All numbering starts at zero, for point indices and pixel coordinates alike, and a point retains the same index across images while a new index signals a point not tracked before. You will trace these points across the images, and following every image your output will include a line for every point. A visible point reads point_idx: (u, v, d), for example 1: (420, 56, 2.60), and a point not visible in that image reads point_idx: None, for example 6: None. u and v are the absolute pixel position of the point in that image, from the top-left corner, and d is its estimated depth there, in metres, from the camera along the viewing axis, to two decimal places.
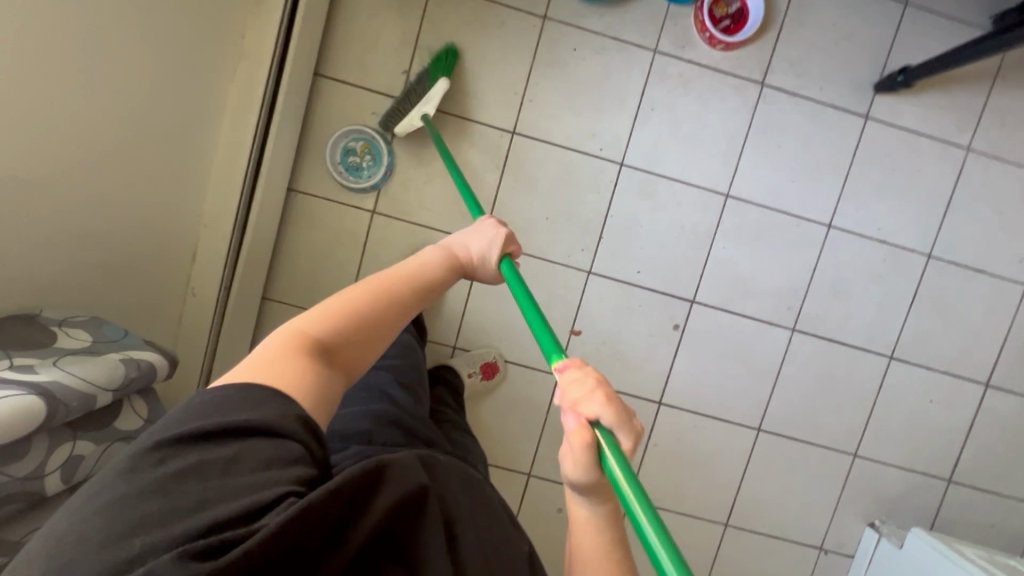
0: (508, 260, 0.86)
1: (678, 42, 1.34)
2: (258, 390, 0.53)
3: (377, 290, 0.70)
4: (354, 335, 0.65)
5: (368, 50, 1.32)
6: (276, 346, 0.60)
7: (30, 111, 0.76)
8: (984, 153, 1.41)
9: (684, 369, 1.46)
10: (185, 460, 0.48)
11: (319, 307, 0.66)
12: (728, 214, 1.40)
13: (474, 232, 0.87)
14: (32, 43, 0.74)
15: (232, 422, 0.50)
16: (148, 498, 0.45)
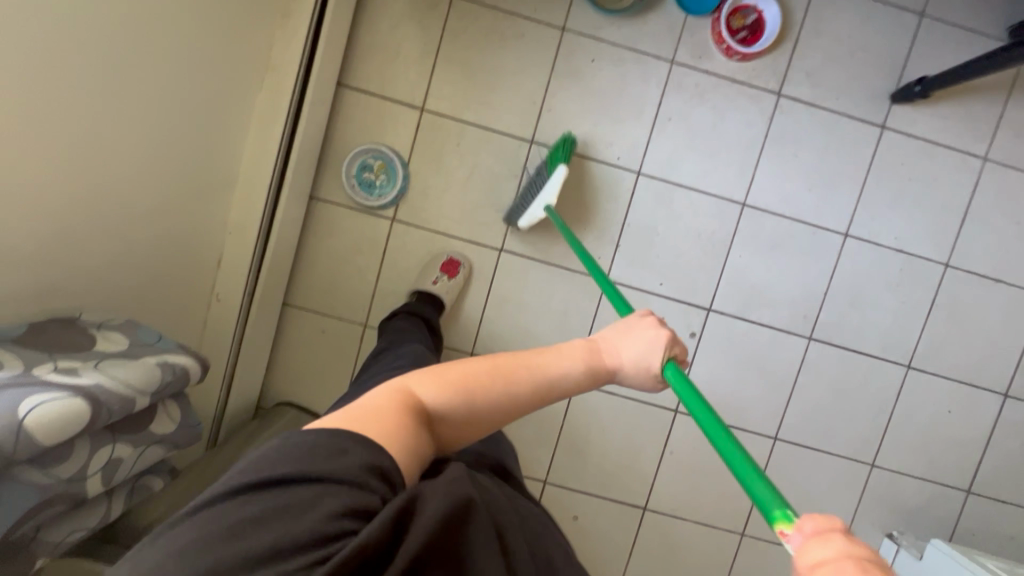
0: (675, 365, 0.66)
1: (694, 53, 1.36)
2: (344, 441, 0.49)
3: (501, 366, 0.63)
4: (460, 414, 0.60)
5: (390, 61, 1.34)
6: (383, 398, 0.57)
7: (70, 124, 0.78)
8: (1001, 163, 1.41)
9: (700, 377, 1.46)
10: (257, 506, 0.45)
11: (435, 373, 0.61)
12: (745, 222, 1.41)
13: (631, 331, 0.69)
14: (78, 55, 0.76)
15: (310, 468, 0.47)
16: (216, 546, 0.42)
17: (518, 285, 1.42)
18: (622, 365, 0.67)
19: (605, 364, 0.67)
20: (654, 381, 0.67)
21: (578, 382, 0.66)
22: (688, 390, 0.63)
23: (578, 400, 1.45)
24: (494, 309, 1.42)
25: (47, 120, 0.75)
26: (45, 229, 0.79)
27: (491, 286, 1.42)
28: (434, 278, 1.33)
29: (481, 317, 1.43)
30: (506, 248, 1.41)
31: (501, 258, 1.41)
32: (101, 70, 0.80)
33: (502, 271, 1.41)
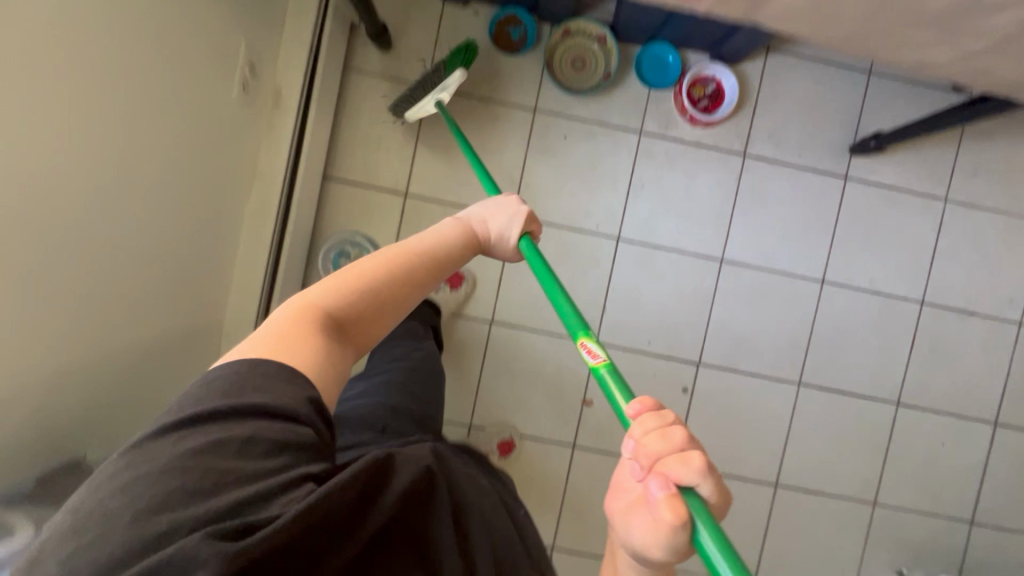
0: (529, 238, 0.91)
1: (661, 123, 1.43)
2: (274, 379, 0.52)
3: (390, 259, 0.70)
4: (365, 309, 0.65)
5: (372, 151, 1.41)
6: (286, 320, 0.59)
7: (92, 276, 0.82)
8: (962, 202, 1.48)
9: (697, 431, 1.48)
10: (200, 438, 0.46)
11: (328, 282, 0.65)
12: (724, 277, 1.46)
13: (495, 208, 0.91)
14: (101, 215, 0.82)
15: (244, 401, 0.49)
16: (163, 472, 0.44)
17: (510, 354, 1.45)
18: (490, 233, 0.89)
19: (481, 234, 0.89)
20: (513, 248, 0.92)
21: (459, 253, 0.81)
22: (535, 257, 0.89)
23: (579, 463, 1.47)
24: (489, 380, 1.45)
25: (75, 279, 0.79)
26: (65, 378, 0.82)
27: (484, 357, 1.45)
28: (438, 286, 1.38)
29: (476, 388, 1.46)
30: (496, 320, 1.44)
31: (493, 329, 1.45)
32: (113, 223, 0.84)
33: (494, 341, 1.45)
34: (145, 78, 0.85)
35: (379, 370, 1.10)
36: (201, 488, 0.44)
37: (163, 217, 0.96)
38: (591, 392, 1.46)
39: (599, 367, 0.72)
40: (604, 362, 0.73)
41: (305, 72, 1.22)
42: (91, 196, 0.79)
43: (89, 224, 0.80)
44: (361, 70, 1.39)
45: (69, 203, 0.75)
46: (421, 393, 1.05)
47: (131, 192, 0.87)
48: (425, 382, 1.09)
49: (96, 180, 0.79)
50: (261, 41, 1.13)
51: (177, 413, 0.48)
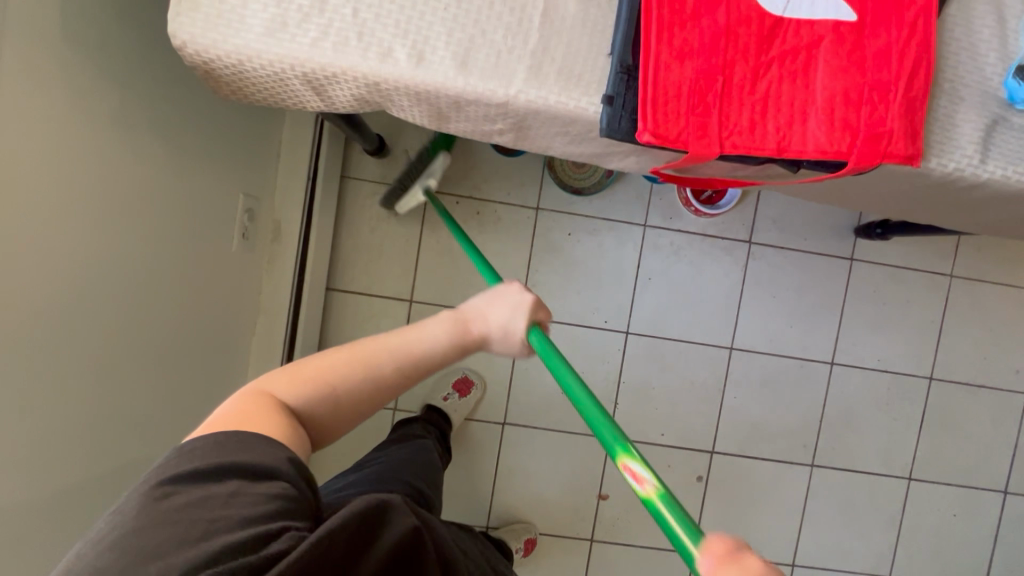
0: (540, 331, 0.65)
1: (665, 215, 1.42)
2: (257, 437, 0.48)
3: (358, 355, 0.59)
4: (329, 408, 0.56)
5: (374, 260, 1.37)
6: (243, 404, 0.51)
7: (101, 475, 0.80)
8: (967, 278, 1.48)
9: (713, 517, 1.48)
10: (186, 498, 0.44)
11: (289, 373, 0.56)
12: (734, 365, 1.46)
13: (497, 298, 0.67)
14: (100, 416, 0.79)
15: (223, 460, 0.46)
16: (147, 534, 0.42)
17: (525, 454, 1.44)
18: (488, 331, 0.65)
19: (473, 342, 0.65)
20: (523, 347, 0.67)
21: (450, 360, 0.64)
22: (551, 356, 0.62)
23: (598, 558, 1.46)
24: (504, 479, 1.44)
25: (82, 488, 0.77)
26: None
27: (498, 457, 1.44)
28: (445, 396, 1.34)
29: (492, 489, 1.44)
30: (508, 421, 1.43)
31: (505, 430, 1.43)
32: (127, 416, 0.84)
33: (508, 442, 1.44)
34: (145, 266, 0.85)
35: (369, 463, 0.89)
36: (187, 540, 0.42)
37: (175, 385, 0.96)
38: (607, 487, 1.45)
39: (651, 499, 0.44)
40: (656, 488, 0.45)
41: (304, 201, 1.22)
42: (104, 401, 0.79)
43: (107, 427, 0.80)
44: (359, 178, 1.35)
45: (84, 418, 0.76)
46: (422, 488, 0.85)
47: (141, 377, 0.87)
48: (424, 476, 0.89)
49: (107, 384, 0.80)
50: (258, 182, 1.15)
51: (157, 474, 0.45)
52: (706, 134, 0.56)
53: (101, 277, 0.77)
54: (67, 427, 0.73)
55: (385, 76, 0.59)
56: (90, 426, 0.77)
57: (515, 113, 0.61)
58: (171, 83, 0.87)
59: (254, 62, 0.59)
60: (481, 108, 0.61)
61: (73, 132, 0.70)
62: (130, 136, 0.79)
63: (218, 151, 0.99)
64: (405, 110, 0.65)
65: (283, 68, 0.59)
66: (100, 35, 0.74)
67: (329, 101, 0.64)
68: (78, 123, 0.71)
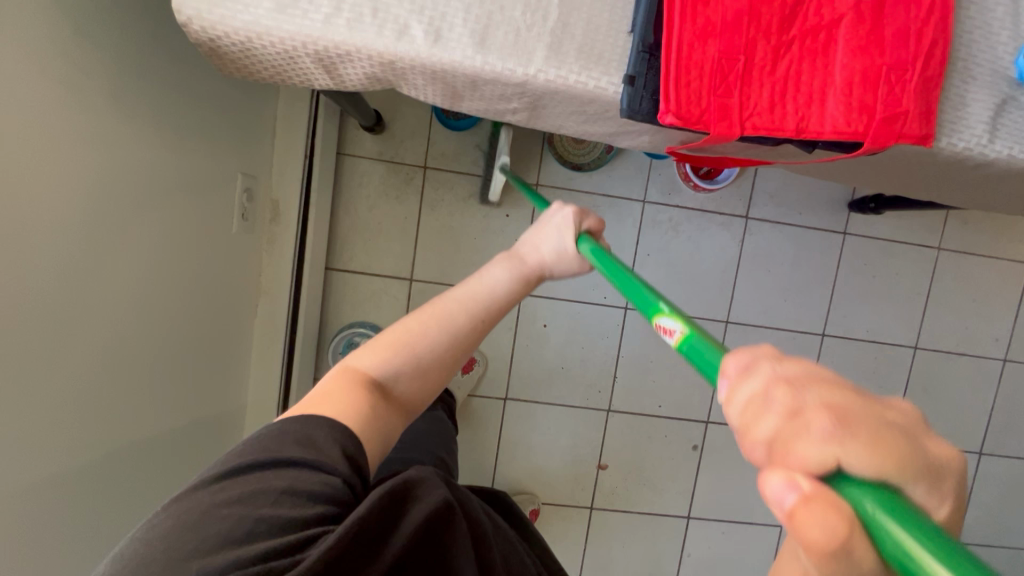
0: (590, 239, 0.72)
1: (664, 190, 1.42)
2: (317, 427, 0.50)
3: (432, 314, 0.64)
4: (411, 368, 0.61)
5: (373, 239, 1.35)
6: (327, 386, 0.56)
7: (108, 451, 0.79)
8: (954, 250, 1.52)
9: (707, 483, 1.53)
10: (241, 490, 0.45)
11: (372, 344, 0.61)
12: (730, 338, 1.49)
13: (545, 225, 0.75)
14: (107, 393, 0.78)
15: (281, 457, 0.47)
16: (199, 526, 0.43)
17: (526, 427, 1.47)
18: (544, 258, 0.74)
19: (534, 267, 0.73)
20: (579, 258, 0.74)
21: (516, 295, 0.71)
22: (601, 258, 0.66)
23: (597, 524, 1.51)
24: (506, 452, 1.48)
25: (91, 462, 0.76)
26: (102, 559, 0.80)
27: (501, 432, 1.47)
28: None
29: (495, 461, 1.48)
30: (510, 396, 1.46)
31: (507, 405, 1.46)
32: (132, 393, 0.84)
33: (510, 416, 1.46)
34: (145, 249, 0.83)
35: None
36: (231, 537, 0.43)
37: (178, 367, 0.96)
38: (606, 457, 1.50)
39: (677, 343, 0.41)
40: (684, 332, 0.41)
41: (301, 180, 1.20)
42: (107, 386, 0.78)
43: (113, 411, 0.80)
44: (356, 155, 1.33)
45: (89, 402, 0.75)
46: (444, 456, 0.90)
47: (144, 362, 0.86)
48: (443, 444, 0.95)
49: (110, 364, 0.78)
50: (256, 161, 1.12)
51: (218, 465, 0.47)
52: (727, 115, 0.57)
53: (102, 261, 0.75)
54: (75, 409, 0.73)
55: (401, 54, 0.57)
56: (97, 412, 0.77)
57: (532, 93, 0.61)
58: (162, 57, 0.83)
59: (264, 39, 0.57)
60: (498, 87, 0.60)
61: (69, 110, 0.68)
62: (126, 113, 0.77)
63: (214, 128, 0.96)
64: (418, 89, 0.63)
65: (294, 46, 0.57)
66: (89, 6, 0.70)
67: (339, 79, 0.63)
68: (75, 100, 0.68)
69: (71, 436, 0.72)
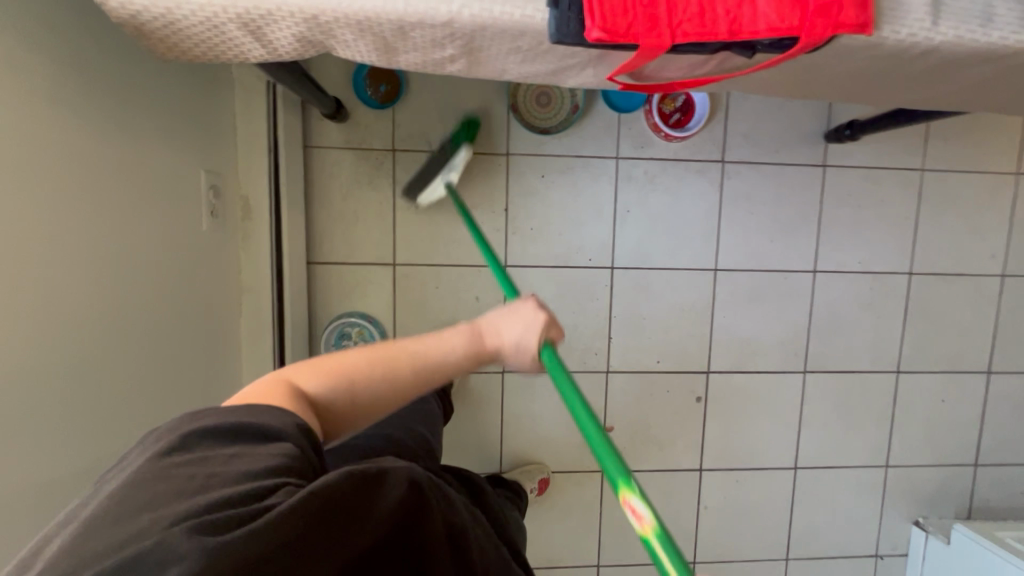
0: (550, 348, 0.74)
1: (636, 144, 1.41)
2: (261, 404, 0.51)
3: (375, 351, 0.63)
4: (344, 397, 0.60)
5: (351, 228, 1.35)
6: (267, 386, 0.57)
7: (98, 448, 0.81)
8: (939, 169, 1.49)
9: (715, 433, 1.53)
10: (194, 453, 0.46)
11: (314, 362, 0.62)
12: (720, 286, 1.48)
13: (510, 314, 0.73)
14: (89, 394, 0.79)
15: (232, 423, 0.48)
16: (150, 484, 0.43)
17: (528, 398, 1.47)
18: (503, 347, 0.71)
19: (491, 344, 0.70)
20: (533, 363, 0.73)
21: (465, 367, 0.68)
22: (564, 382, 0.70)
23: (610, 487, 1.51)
24: (511, 425, 1.48)
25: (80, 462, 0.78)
26: None
27: (503, 406, 1.47)
28: None
29: (500, 436, 1.48)
30: (507, 368, 1.46)
31: (505, 378, 1.46)
32: (117, 393, 0.85)
33: (510, 389, 1.46)
34: (115, 250, 0.84)
35: None
36: (185, 492, 0.43)
37: (166, 366, 0.97)
38: (611, 419, 1.49)
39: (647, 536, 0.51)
40: (653, 525, 0.51)
41: (269, 174, 1.20)
42: (93, 386, 0.80)
43: (99, 409, 0.81)
44: (324, 145, 1.32)
45: (72, 401, 0.76)
46: (425, 433, 0.92)
47: (131, 362, 0.88)
48: (427, 423, 0.96)
49: (91, 364, 0.79)
50: (218, 159, 1.12)
51: (166, 435, 0.48)
52: (656, 25, 0.56)
53: (69, 263, 0.76)
54: (59, 408, 0.74)
55: (322, 6, 0.57)
56: (79, 410, 0.77)
57: (462, 33, 0.60)
58: (111, 55, 0.83)
59: (183, 8, 0.57)
60: (427, 32, 0.60)
61: (25, 111, 0.68)
62: (78, 113, 0.77)
63: (171, 125, 0.97)
64: (351, 46, 0.63)
65: (215, 11, 0.57)
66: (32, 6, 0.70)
67: (269, 45, 0.63)
68: (28, 100, 0.69)
69: (56, 434, 0.73)
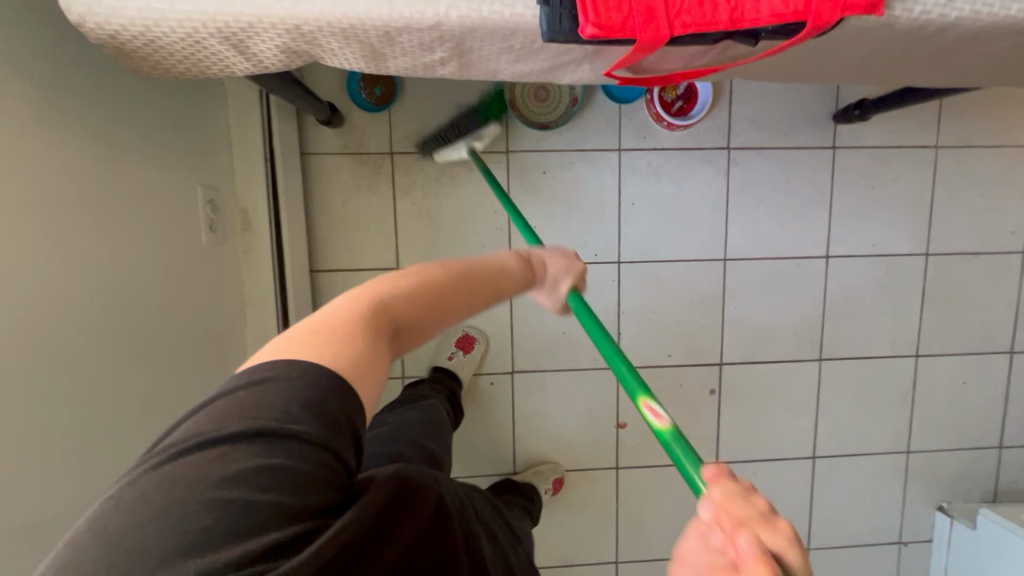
0: (579, 294, 0.81)
1: (638, 135, 1.38)
2: (323, 384, 0.45)
3: (453, 268, 0.63)
4: (425, 315, 0.58)
5: (353, 234, 1.34)
6: (346, 314, 0.52)
7: (108, 471, 0.81)
8: (954, 146, 1.44)
9: (729, 425, 1.51)
10: (244, 467, 0.40)
11: (395, 280, 0.58)
12: (731, 275, 1.45)
13: (553, 253, 0.79)
14: (97, 419, 0.79)
15: (287, 428, 0.42)
16: (196, 509, 0.38)
17: (538, 398, 1.46)
18: (546, 279, 0.77)
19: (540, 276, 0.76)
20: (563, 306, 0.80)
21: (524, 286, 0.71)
22: (589, 321, 0.77)
23: (625, 483, 1.50)
24: (522, 425, 1.47)
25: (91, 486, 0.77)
26: None
27: (514, 406, 1.46)
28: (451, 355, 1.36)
29: (512, 436, 1.47)
30: (516, 368, 1.44)
31: (515, 378, 1.44)
32: (126, 414, 0.84)
33: (520, 389, 1.45)
34: (117, 273, 0.83)
35: (376, 425, 0.96)
36: (232, 529, 0.38)
37: (174, 384, 0.96)
38: (623, 416, 1.48)
39: (664, 433, 0.57)
40: (669, 424, 0.58)
41: (267, 184, 1.19)
42: (100, 410, 0.79)
43: (108, 431, 0.81)
44: (321, 152, 1.31)
45: (79, 427, 0.76)
46: (431, 444, 0.91)
47: (138, 382, 0.87)
48: (432, 432, 0.96)
49: (98, 389, 0.79)
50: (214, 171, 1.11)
51: (212, 426, 0.41)
52: (653, 18, 0.53)
53: (68, 288, 0.75)
54: (66, 434, 0.73)
55: (304, 15, 0.54)
56: (86, 433, 0.77)
57: (451, 36, 0.58)
58: (98, 73, 0.82)
59: (162, 25, 0.55)
60: (415, 36, 0.58)
61: (13, 139, 0.67)
62: (68, 136, 0.75)
63: (165, 141, 0.96)
64: (337, 54, 0.62)
65: (195, 26, 0.55)
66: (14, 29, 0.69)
67: (254, 58, 0.61)
68: (15, 127, 0.67)
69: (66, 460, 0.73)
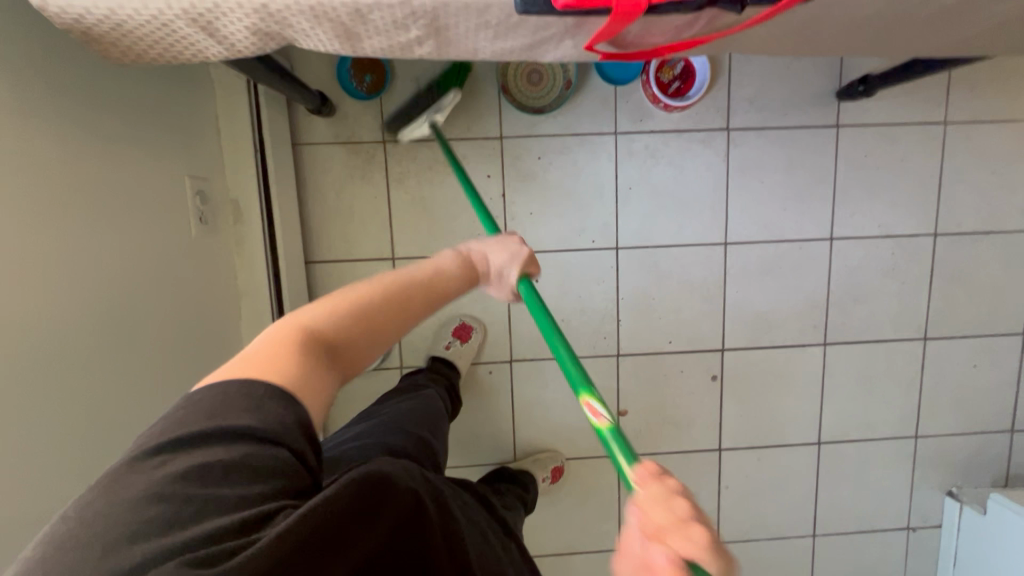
0: (528, 281, 0.75)
1: (635, 117, 1.35)
2: (261, 391, 0.48)
3: (384, 284, 0.62)
4: (360, 331, 0.59)
5: (347, 225, 1.33)
6: (276, 337, 0.54)
7: (99, 461, 0.81)
8: (964, 122, 1.40)
9: (732, 412, 1.49)
10: (190, 461, 0.43)
11: (323, 301, 0.59)
12: (732, 260, 1.42)
13: (496, 244, 0.76)
14: (87, 409, 0.79)
15: (229, 425, 0.45)
16: (144, 503, 0.40)
17: (537, 386, 1.45)
18: (490, 270, 0.74)
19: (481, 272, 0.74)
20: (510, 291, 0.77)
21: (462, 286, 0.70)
22: (534, 305, 0.73)
23: None
24: (522, 414, 1.46)
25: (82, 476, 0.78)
26: None
27: (513, 395, 1.45)
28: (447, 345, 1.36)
29: (512, 425, 1.46)
30: (515, 356, 1.43)
31: (514, 366, 1.43)
32: (117, 404, 0.85)
33: (519, 377, 1.44)
34: (104, 265, 0.83)
35: (373, 415, 0.95)
36: (181, 518, 0.41)
37: (167, 374, 0.97)
38: (623, 403, 1.47)
39: (602, 428, 0.54)
40: (608, 421, 0.54)
41: (258, 175, 1.18)
42: (90, 401, 0.80)
43: (98, 421, 0.81)
44: (313, 142, 1.29)
45: (68, 418, 0.76)
46: (429, 437, 0.91)
47: (129, 373, 0.87)
48: (429, 425, 0.95)
49: (87, 380, 0.79)
50: (203, 162, 1.11)
51: (160, 436, 0.45)
52: None
53: (53, 281, 0.74)
54: (55, 425, 0.74)
55: None
56: (77, 423, 0.77)
57: (424, 11, 0.56)
58: (77, 63, 0.81)
59: (128, 9, 0.54)
60: (387, 13, 0.56)
61: None
62: (48, 129, 0.75)
63: (150, 131, 0.95)
64: (311, 35, 0.60)
65: (161, 9, 0.54)
66: None
67: (226, 41, 0.60)
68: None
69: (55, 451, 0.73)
